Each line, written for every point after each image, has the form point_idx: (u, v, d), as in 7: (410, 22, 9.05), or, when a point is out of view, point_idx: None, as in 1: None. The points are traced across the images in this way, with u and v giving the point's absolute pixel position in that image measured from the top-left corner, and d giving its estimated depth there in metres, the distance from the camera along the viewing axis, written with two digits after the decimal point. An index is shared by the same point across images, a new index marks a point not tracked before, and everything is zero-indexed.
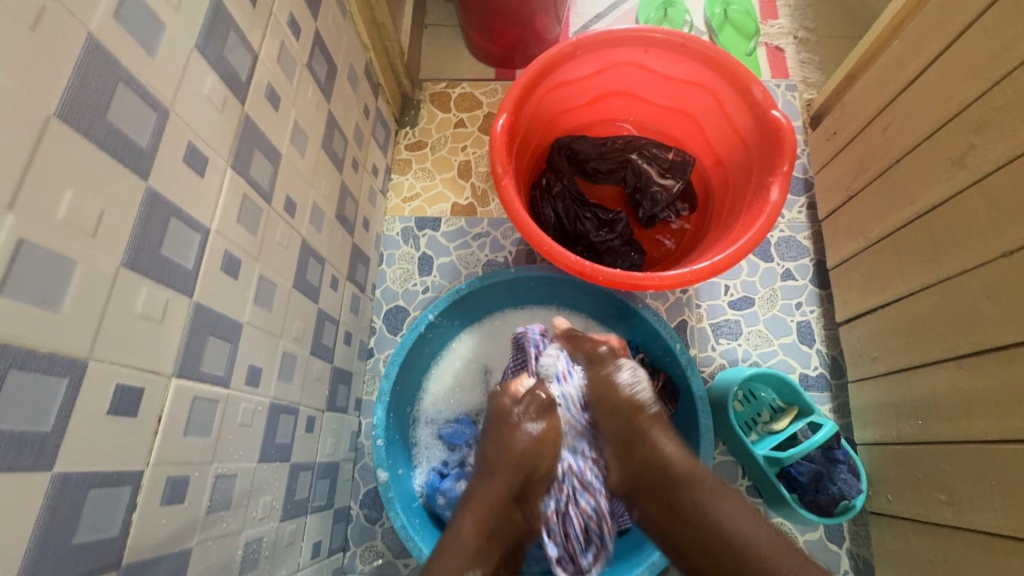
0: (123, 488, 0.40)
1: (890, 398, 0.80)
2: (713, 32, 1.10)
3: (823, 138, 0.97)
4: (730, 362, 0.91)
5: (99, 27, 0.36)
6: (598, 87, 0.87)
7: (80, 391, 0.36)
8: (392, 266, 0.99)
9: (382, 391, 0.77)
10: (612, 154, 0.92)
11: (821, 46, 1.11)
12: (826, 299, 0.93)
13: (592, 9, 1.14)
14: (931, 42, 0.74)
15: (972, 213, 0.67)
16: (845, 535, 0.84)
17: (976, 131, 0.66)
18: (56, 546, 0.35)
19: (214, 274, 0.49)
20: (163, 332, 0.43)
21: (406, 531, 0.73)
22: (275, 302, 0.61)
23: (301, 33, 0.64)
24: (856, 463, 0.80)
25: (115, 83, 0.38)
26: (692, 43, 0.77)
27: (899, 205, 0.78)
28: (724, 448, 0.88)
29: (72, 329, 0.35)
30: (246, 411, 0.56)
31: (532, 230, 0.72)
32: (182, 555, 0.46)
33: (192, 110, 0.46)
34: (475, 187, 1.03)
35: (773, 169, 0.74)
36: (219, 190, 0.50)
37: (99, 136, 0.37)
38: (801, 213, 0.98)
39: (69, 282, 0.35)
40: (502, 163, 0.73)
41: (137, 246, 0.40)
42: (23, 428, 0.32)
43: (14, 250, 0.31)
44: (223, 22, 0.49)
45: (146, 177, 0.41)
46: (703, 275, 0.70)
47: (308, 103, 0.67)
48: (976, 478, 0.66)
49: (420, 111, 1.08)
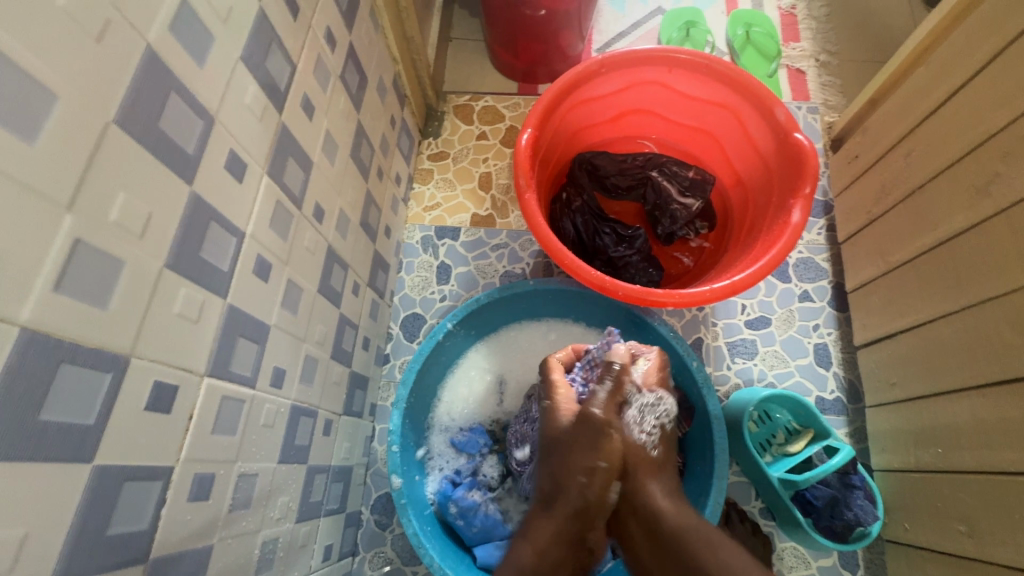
0: (154, 483, 0.41)
1: (907, 425, 0.79)
2: (735, 53, 1.11)
3: (844, 161, 0.97)
4: (745, 381, 0.90)
5: (156, 38, 0.38)
6: (620, 105, 0.89)
7: (121, 386, 0.37)
8: (411, 273, 1.00)
9: (399, 397, 0.78)
10: (632, 171, 0.93)
11: (843, 69, 1.12)
12: (843, 322, 0.93)
13: (615, 28, 1.16)
14: (958, 69, 0.74)
15: (997, 240, 0.67)
16: (859, 563, 0.83)
17: (1002, 160, 0.66)
18: (91, 537, 0.36)
19: (246, 276, 0.51)
20: (198, 331, 0.44)
21: (419, 538, 0.73)
22: (301, 305, 0.62)
23: (336, 45, 0.66)
24: (873, 489, 0.78)
25: (168, 92, 0.39)
26: (716, 64, 0.78)
27: (922, 230, 0.78)
28: (738, 469, 0.87)
29: (116, 326, 0.36)
30: (269, 412, 0.57)
31: (553, 243, 0.73)
32: (203, 552, 0.47)
33: (234, 118, 0.47)
34: (495, 198, 1.05)
35: (795, 191, 0.74)
36: (255, 195, 0.51)
37: (151, 141, 0.38)
38: (820, 235, 0.98)
39: (117, 281, 0.36)
40: (525, 176, 0.74)
41: (179, 248, 0.42)
42: (69, 420, 0.34)
43: (70, 249, 0.33)
44: (265, 35, 0.51)
45: (190, 181, 0.42)
46: (723, 294, 0.70)
47: (339, 112, 0.69)
48: (996, 509, 0.66)
49: (443, 122, 1.10)
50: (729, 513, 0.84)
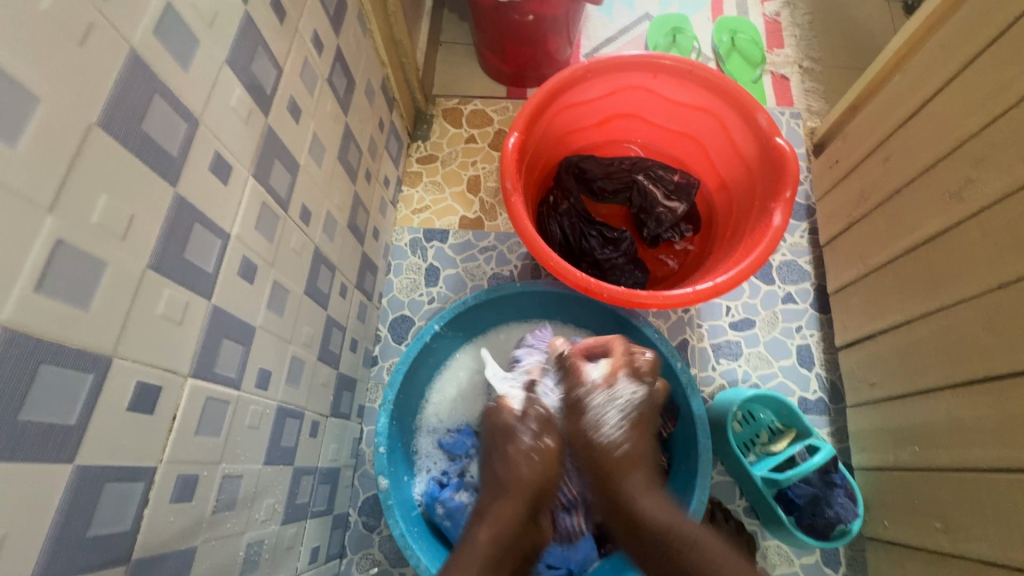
0: (136, 484, 0.41)
1: (886, 424, 0.81)
2: (721, 59, 1.13)
3: (826, 165, 0.99)
4: (730, 382, 0.92)
5: (139, 42, 0.38)
6: (606, 109, 0.90)
7: (103, 386, 0.37)
8: (399, 276, 1.00)
9: (385, 399, 0.78)
10: (618, 174, 0.95)
11: (826, 75, 1.14)
12: (825, 323, 0.94)
13: (603, 33, 1.17)
14: (932, 77, 0.76)
15: (971, 242, 0.68)
16: (841, 560, 0.84)
17: (974, 165, 0.68)
18: (71, 538, 0.36)
19: (231, 278, 0.51)
20: (182, 333, 0.45)
21: (405, 539, 0.73)
22: (287, 307, 0.63)
23: (324, 49, 0.67)
24: (854, 488, 0.80)
25: (152, 94, 0.40)
26: (699, 70, 0.80)
27: (899, 233, 0.79)
28: (722, 468, 0.88)
29: (98, 328, 0.37)
30: (255, 413, 0.57)
31: (538, 245, 0.73)
32: (187, 554, 0.47)
33: (220, 121, 0.48)
34: (483, 201, 1.05)
35: (776, 195, 0.76)
36: (240, 197, 0.52)
37: (134, 143, 0.39)
38: (803, 238, 0.99)
39: (98, 283, 0.36)
40: (511, 179, 0.75)
41: (163, 249, 0.42)
42: (49, 420, 0.34)
43: (51, 250, 0.33)
44: (251, 39, 0.51)
45: (174, 183, 0.43)
46: (705, 296, 0.71)
47: (326, 115, 0.70)
48: (972, 506, 0.67)
49: (432, 126, 1.11)
50: (713, 512, 0.85)
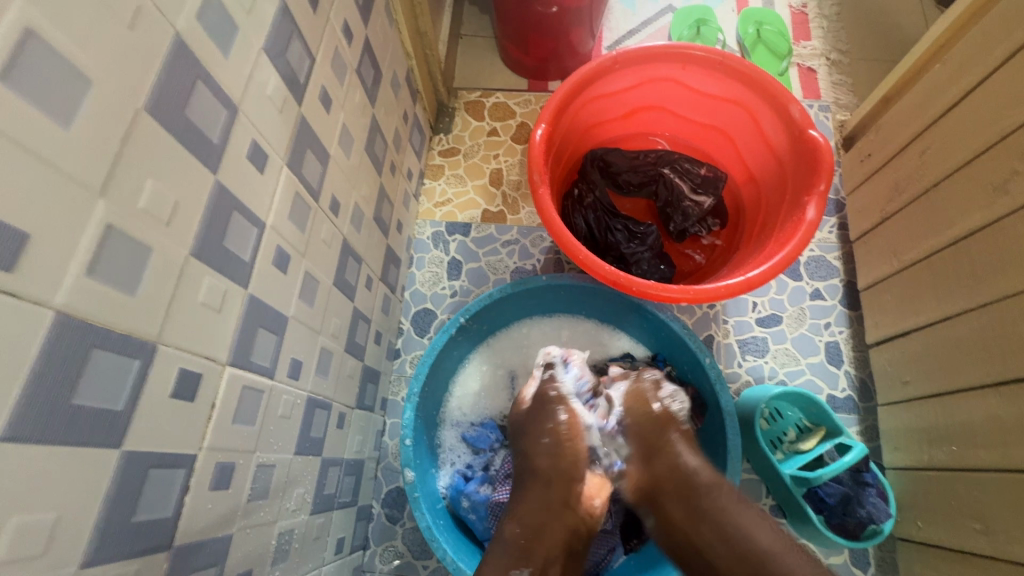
0: (177, 471, 0.41)
1: (920, 423, 0.79)
2: (746, 51, 1.11)
3: (857, 159, 0.97)
4: (756, 379, 0.90)
5: (184, 27, 0.38)
6: (633, 101, 0.89)
7: (148, 373, 0.37)
8: (422, 269, 1.00)
9: (411, 392, 0.78)
10: (644, 167, 0.94)
11: (854, 68, 1.11)
12: (855, 320, 0.93)
13: (625, 25, 1.16)
14: (975, 66, 0.74)
15: (1015, 238, 0.66)
16: (870, 561, 0.83)
17: (1020, 157, 0.66)
18: (118, 524, 0.36)
19: (267, 267, 0.51)
20: (221, 321, 0.44)
21: (431, 532, 0.73)
22: (317, 298, 0.62)
23: (353, 38, 0.66)
24: (885, 487, 0.79)
25: (194, 80, 0.39)
26: (730, 60, 0.78)
27: (938, 227, 0.77)
28: (749, 466, 0.87)
29: (143, 313, 0.36)
30: (287, 403, 0.57)
31: (567, 238, 0.72)
32: (223, 542, 0.47)
33: (257, 109, 0.48)
34: (506, 195, 1.05)
35: (810, 188, 0.74)
36: (276, 186, 0.52)
37: (178, 129, 0.38)
38: (832, 233, 0.97)
39: (144, 268, 0.36)
40: (539, 171, 0.74)
41: (204, 236, 0.42)
42: (98, 405, 0.34)
43: (101, 234, 0.33)
44: (287, 27, 0.51)
45: (215, 170, 0.42)
46: (737, 291, 0.70)
47: (355, 106, 0.69)
48: (1013, 509, 0.65)
49: (454, 118, 1.10)
50: None
